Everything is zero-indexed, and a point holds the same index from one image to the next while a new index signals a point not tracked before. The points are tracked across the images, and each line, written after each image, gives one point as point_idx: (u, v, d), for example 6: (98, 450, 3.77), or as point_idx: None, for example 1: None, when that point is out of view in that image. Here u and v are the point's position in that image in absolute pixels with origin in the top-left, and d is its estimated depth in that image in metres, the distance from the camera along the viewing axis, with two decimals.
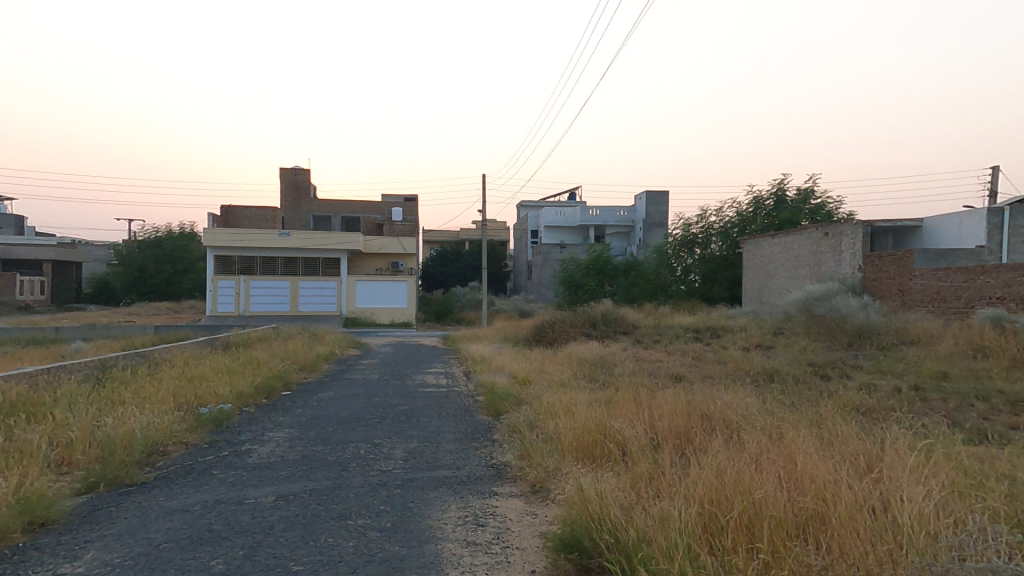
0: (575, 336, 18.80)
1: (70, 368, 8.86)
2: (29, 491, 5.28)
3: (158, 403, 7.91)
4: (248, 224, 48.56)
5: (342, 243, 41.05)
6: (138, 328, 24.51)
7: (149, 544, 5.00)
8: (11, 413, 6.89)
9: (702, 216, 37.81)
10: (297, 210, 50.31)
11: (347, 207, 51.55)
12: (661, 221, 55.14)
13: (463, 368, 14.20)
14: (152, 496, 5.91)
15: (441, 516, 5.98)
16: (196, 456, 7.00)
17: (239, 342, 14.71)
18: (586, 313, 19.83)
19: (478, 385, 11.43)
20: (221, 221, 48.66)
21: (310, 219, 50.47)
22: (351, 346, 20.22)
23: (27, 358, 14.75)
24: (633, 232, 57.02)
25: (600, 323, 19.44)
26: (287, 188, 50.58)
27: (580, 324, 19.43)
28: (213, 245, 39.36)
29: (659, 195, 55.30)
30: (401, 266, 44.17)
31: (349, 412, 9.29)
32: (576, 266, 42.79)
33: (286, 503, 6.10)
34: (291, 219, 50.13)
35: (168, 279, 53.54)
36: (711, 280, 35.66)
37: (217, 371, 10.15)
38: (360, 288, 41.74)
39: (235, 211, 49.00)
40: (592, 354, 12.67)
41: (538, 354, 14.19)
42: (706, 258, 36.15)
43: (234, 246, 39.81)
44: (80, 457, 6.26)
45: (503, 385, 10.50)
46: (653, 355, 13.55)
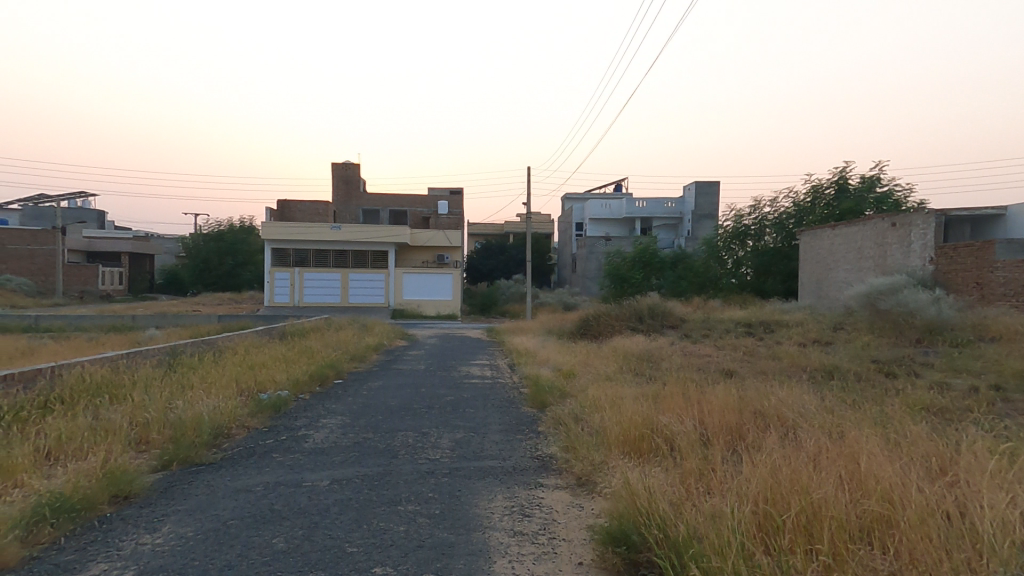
0: (619, 329, 18.63)
1: (148, 352, 9.48)
2: (114, 466, 5.71)
3: (223, 388, 8.34)
4: (302, 218, 50.46)
5: (390, 236, 42.04)
6: (204, 317, 25.95)
7: (219, 520, 5.40)
8: (97, 394, 7.43)
9: (755, 207, 36.50)
10: (347, 204, 51.91)
11: (395, 201, 52.71)
12: (712, 212, 53.47)
13: (508, 360, 14.30)
14: (220, 475, 6.30)
15: (488, 505, 6.08)
16: (257, 440, 7.35)
17: (294, 332, 15.33)
18: (631, 306, 19.61)
19: (523, 377, 11.52)
20: (277, 216, 50.80)
21: (360, 212, 51.77)
22: (398, 337, 20.74)
23: (118, 343, 16.01)
24: (681, 224, 55.66)
25: (646, 317, 19.15)
26: (339, 181, 52.23)
27: (625, 316, 19.22)
28: (270, 237, 40.99)
29: (710, 186, 53.55)
30: (447, 259, 44.91)
31: (397, 401, 9.54)
32: (622, 258, 42.17)
33: (340, 487, 6.36)
34: (342, 213, 51.85)
35: (230, 271, 56.35)
36: (765, 273, 34.39)
37: (278, 360, 10.63)
38: (407, 281, 42.63)
39: (290, 205, 51.04)
40: (638, 348, 12.48)
41: (584, 347, 14.17)
42: (759, 250, 35.01)
43: (290, 240, 41.33)
44: (156, 436, 6.67)
45: (547, 378, 10.51)
46: (702, 349, 13.26)
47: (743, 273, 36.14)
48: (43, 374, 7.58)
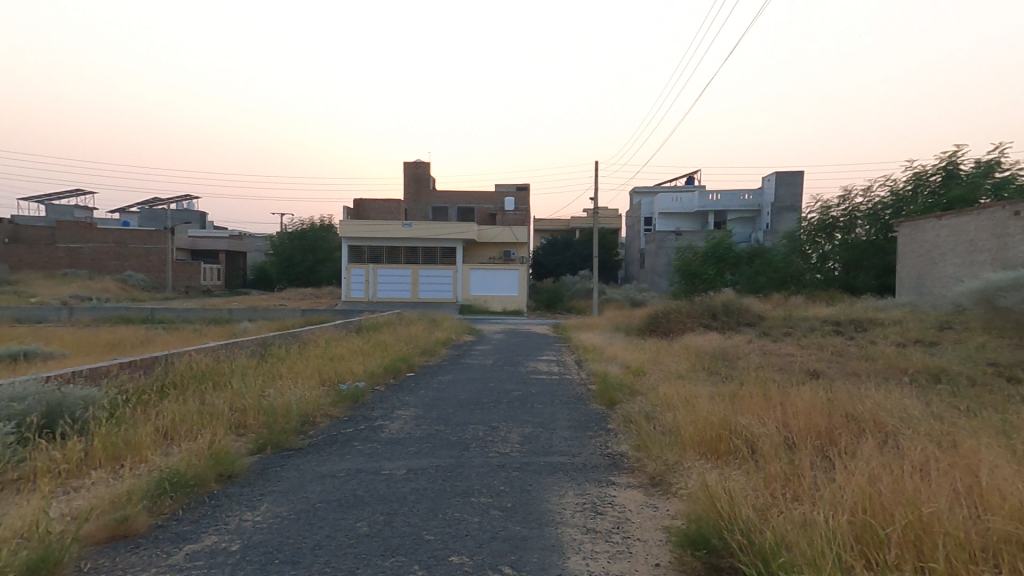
0: (692, 327, 18.03)
1: (244, 342, 10.20)
2: (217, 448, 6.23)
3: (307, 378, 8.83)
4: (376, 216, 52.57)
5: (459, 233, 43.03)
6: (289, 311, 27.60)
7: (308, 503, 5.77)
8: (201, 381, 8.08)
9: (845, 197, 34.19)
10: (418, 202, 53.57)
11: (463, 198, 53.77)
12: (794, 203, 50.45)
13: (574, 357, 14.22)
14: (307, 460, 6.70)
15: (560, 502, 6.05)
16: (339, 428, 7.73)
17: (369, 326, 15.97)
18: (704, 303, 18.91)
19: (590, 373, 11.41)
20: (353, 214, 53.19)
21: (430, 211, 53.36)
22: (466, 332, 21.15)
23: (224, 334, 17.40)
24: (759, 217, 53.03)
25: (720, 314, 18.39)
26: (410, 180, 53.93)
27: (697, 314, 18.60)
28: (347, 235, 42.86)
29: (792, 176, 50.53)
30: (513, 255, 45.37)
31: (466, 395, 9.69)
32: (694, 253, 40.56)
33: (416, 476, 6.56)
34: (413, 211, 53.58)
35: (311, 268, 59.59)
36: (856, 267, 32.28)
37: (358, 353, 11.12)
38: (475, 277, 43.30)
39: (365, 204, 53.29)
40: (713, 346, 11.98)
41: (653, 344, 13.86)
42: (849, 244, 32.77)
43: (366, 237, 43.09)
44: (252, 422, 7.17)
45: (616, 375, 10.34)
46: (784, 348, 12.58)
47: (829, 268, 33.96)
48: (159, 361, 8.35)
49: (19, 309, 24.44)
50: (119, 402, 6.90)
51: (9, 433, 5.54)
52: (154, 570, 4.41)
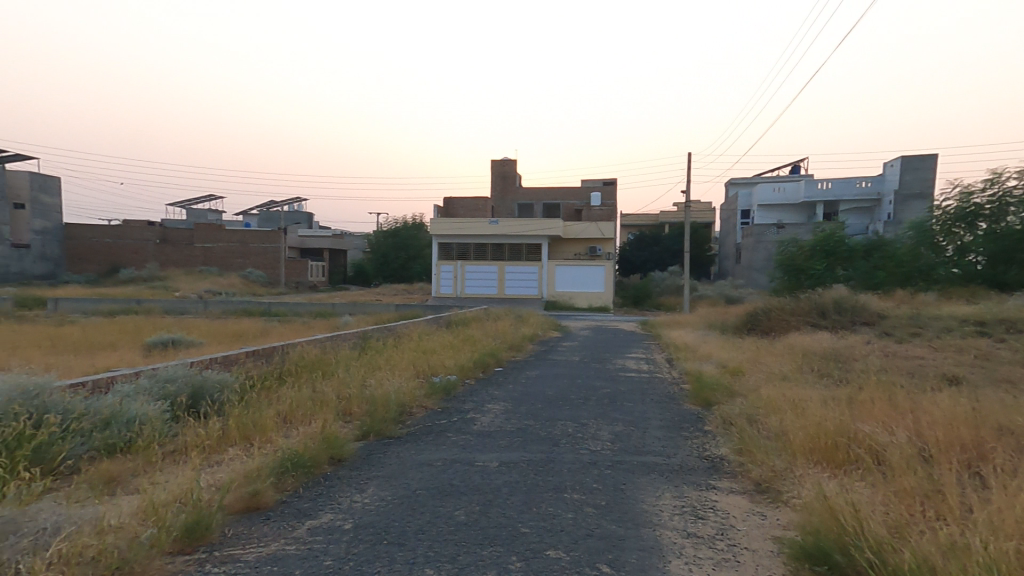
0: (797, 326, 16.87)
1: (347, 335, 10.85)
2: (329, 433, 6.70)
3: (403, 370, 9.23)
4: (465, 213, 54.24)
5: (544, 229, 43.37)
6: (383, 306, 29.06)
7: (409, 488, 6.01)
8: (311, 369, 8.72)
9: (992, 180, 30.29)
10: (503, 199, 54.53)
11: (548, 194, 53.94)
12: (923, 190, 45.61)
13: (665, 354, 13.76)
14: (406, 448, 6.98)
15: (656, 503, 5.77)
16: (433, 419, 7.98)
17: (457, 321, 16.44)
18: (811, 300, 17.61)
19: (682, 372, 10.97)
20: (443, 212, 55.12)
21: (516, 207, 54.17)
22: (552, 328, 21.19)
23: (330, 327, 18.62)
24: (878, 207, 48.91)
25: (830, 312, 17.02)
26: (497, 178, 54.99)
27: (804, 312, 17.36)
28: (438, 233, 44.34)
29: (920, 160, 45.76)
30: (599, 251, 45.03)
31: (554, 391, 9.66)
32: (798, 247, 37.27)
33: (508, 469, 6.60)
34: (500, 208, 54.60)
35: (404, 264, 62.60)
36: (1007, 261, 28.52)
37: (449, 347, 11.46)
38: (560, 273, 43.59)
39: (454, 202, 55.04)
40: (823, 346, 11.04)
41: (751, 343, 13.06)
42: (997, 234, 29.06)
43: (454, 234, 44.33)
44: (356, 409, 7.60)
45: (712, 374, 9.86)
46: (911, 351, 11.30)
47: (969, 262, 30.28)
48: (277, 351, 9.12)
49: (165, 301, 27.83)
50: (246, 386, 7.73)
51: (164, 410, 6.53)
52: (282, 540, 4.88)
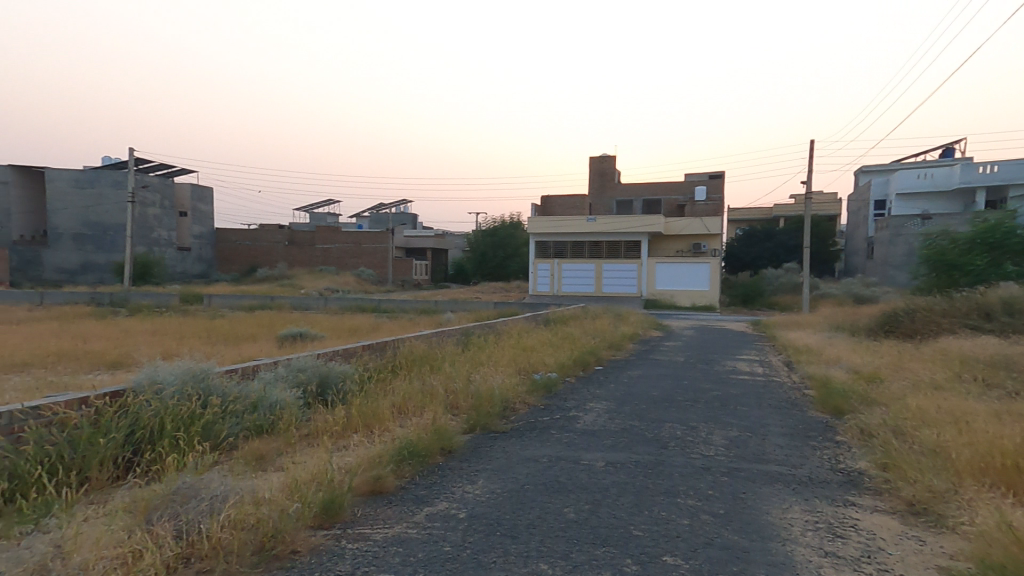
0: (952, 330, 15.02)
1: (451, 331, 11.26)
2: (440, 425, 6.99)
3: (506, 366, 9.40)
4: (562, 211, 54.33)
5: (644, 226, 42.48)
6: (483, 303, 29.95)
7: (517, 483, 6.09)
8: (420, 363, 9.17)
9: None
10: (602, 195, 54.10)
11: (648, 190, 52.60)
12: None
13: (783, 357, 12.83)
14: (512, 443, 7.09)
15: (783, 516, 5.31)
16: (537, 416, 8.04)
17: (556, 319, 16.52)
18: (971, 300, 15.52)
19: (804, 377, 10.15)
20: (540, 211, 55.67)
21: (614, 204, 53.54)
22: (653, 327, 20.67)
23: (432, 324, 19.43)
24: None
25: (997, 314, 14.89)
26: (596, 175, 54.66)
27: (962, 313, 15.39)
28: (535, 231, 45.05)
29: None
30: (704, 247, 43.15)
31: (659, 392, 9.36)
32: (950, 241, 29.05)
33: (615, 470, 6.43)
34: (598, 205, 54.22)
35: (501, 263, 64.06)
36: None
37: (548, 345, 11.54)
38: (661, 271, 42.34)
39: (552, 201, 55.35)
40: (986, 353, 9.69)
41: (887, 347, 11.76)
42: None
43: (553, 232, 44.80)
44: (463, 404, 7.85)
45: (842, 381, 9.04)
46: None
47: None
48: (390, 345, 9.71)
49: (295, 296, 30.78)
50: (364, 377, 8.37)
51: (298, 397, 7.29)
52: (404, 523, 5.14)
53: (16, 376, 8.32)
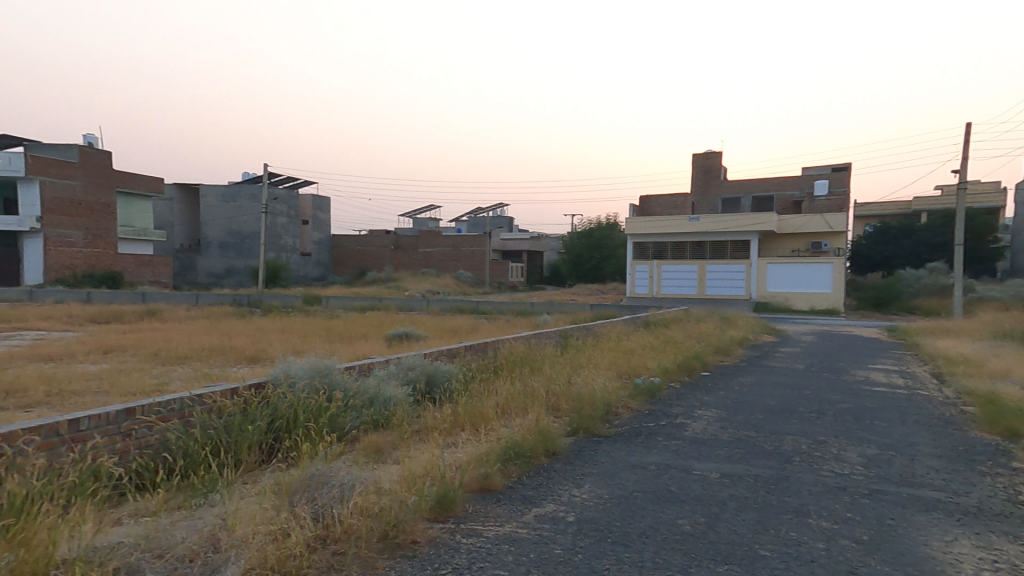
0: None
1: (549, 332, 11.30)
2: (543, 427, 6.99)
3: (607, 370, 9.25)
4: (662, 211, 52.72)
5: (753, 225, 40.10)
6: (579, 305, 29.80)
7: (625, 489, 5.94)
8: (521, 364, 9.29)
9: None
10: (706, 194, 51.92)
11: (758, 186, 49.61)
12: None
13: (928, 369, 11.44)
14: (617, 448, 6.94)
15: (945, 549, 4.69)
16: (641, 421, 7.82)
17: (656, 322, 16.03)
18: None
19: (960, 393, 8.95)
20: (639, 211, 54.36)
21: (719, 202, 51.14)
22: (765, 331, 19.42)
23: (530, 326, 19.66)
24: None
25: None
26: (699, 172, 52.62)
27: None
28: (633, 232, 44.20)
29: None
30: (826, 246, 39.73)
31: (776, 401, 8.73)
32: None
33: (732, 483, 6.07)
34: (701, 204, 52.04)
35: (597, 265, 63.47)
36: None
37: (648, 348, 11.22)
38: (773, 273, 39.87)
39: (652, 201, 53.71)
40: None
41: None
42: None
43: (653, 233, 43.63)
44: (564, 406, 7.83)
45: (1014, 399, 7.87)
46: None
47: None
48: (490, 346, 9.91)
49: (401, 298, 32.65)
50: (467, 376, 8.65)
51: (409, 394, 7.68)
52: (514, 523, 5.19)
53: (180, 368, 9.63)
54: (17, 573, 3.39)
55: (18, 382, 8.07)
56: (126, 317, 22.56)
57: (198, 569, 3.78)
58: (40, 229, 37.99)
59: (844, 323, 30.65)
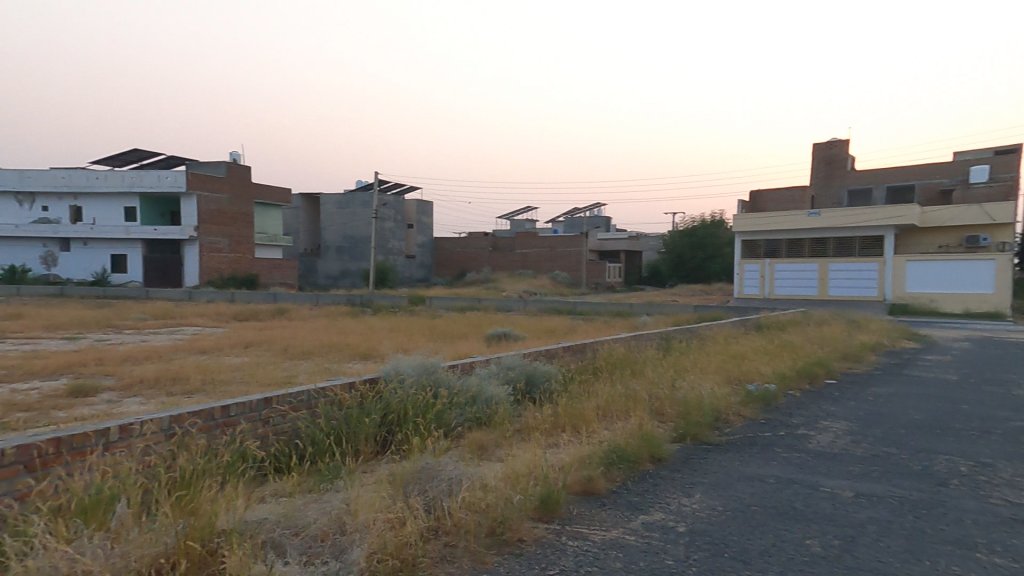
0: None
1: (650, 333, 10.96)
2: (647, 431, 6.71)
3: (715, 375, 8.71)
4: (775, 207, 48.99)
5: (889, 219, 36.00)
6: (682, 306, 28.55)
7: (741, 502, 5.51)
8: (621, 366, 9.05)
9: None
10: (829, 186, 47.48)
11: (893, 175, 44.35)
12: None
13: None
14: (730, 458, 6.49)
15: None
16: (756, 430, 7.26)
17: (771, 325, 14.88)
18: None
19: None
20: (749, 207, 50.82)
21: (846, 195, 46.46)
22: (905, 337, 17.23)
23: (630, 327, 19.17)
24: None
25: None
26: (821, 163, 48.16)
27: None
28: (742, 230, 41.55)
29: None
30: (984, 240, 34.75)
31: (922, 417, 7.67)
32: None
33: (871, 504, 5.41)
34: (822, 197, 47.69)
35: (701, 265, 60.54)
36: None
37: (760, 352, 10.46)
38: (913, 270, 35.40)
39: (764, 196, 49.85)
40: None
41: None
42: None
43: (766, 230, 40.64)
44: (669, 411, 7.48)
45: None
46: None
47: None
48: (588, 348, 9.74)
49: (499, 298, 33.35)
50: (566, 378, 8.58)
51: (509, 394, 7.76)
52: (620, 529, 5.02)
53: (306, 362, 10.59)
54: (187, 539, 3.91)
55: (179, 371, 9.33)
56: (261, 315, 25.36)
57: (327, 549, 4.06)
58: (196, 237, 43.56)
59: (1015, 327, 26.34)
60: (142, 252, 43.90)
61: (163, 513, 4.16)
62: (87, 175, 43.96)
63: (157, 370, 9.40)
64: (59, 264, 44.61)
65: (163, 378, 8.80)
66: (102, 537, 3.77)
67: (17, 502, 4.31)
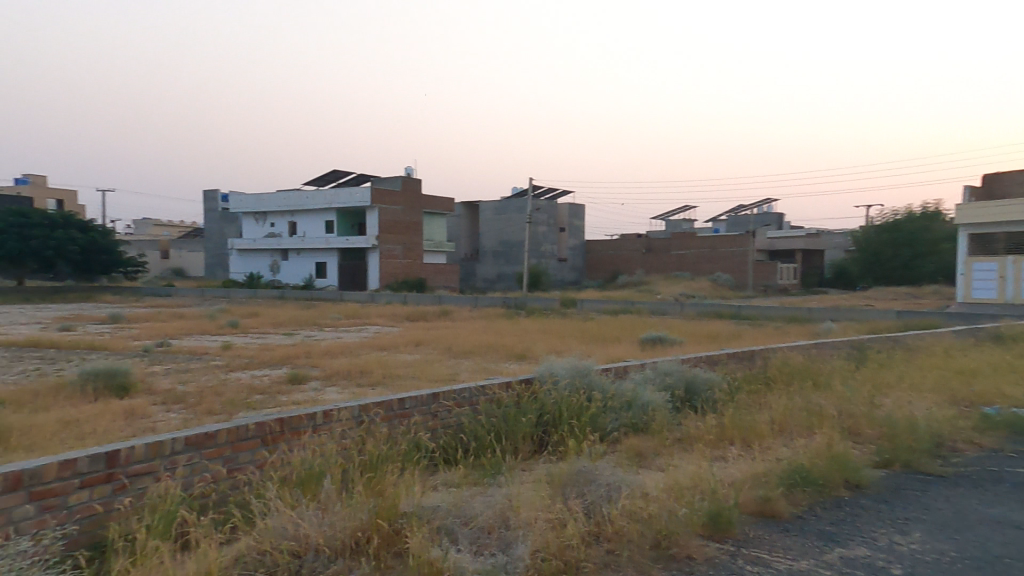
0: None
1: (835, 341, 9.52)
2: (839, 452, 5.78)
3: (932, 395, 7.28)
4: None
5: None
6: (878, 312, 24.43)
7: (986, 551, 4.39)
8: (803, 378, 8.07)
9: None
10: None
11: None
12: None
13: None
14: (961, 494, 5.29)
15: None
16: (998, 464, 5.85)
17: (1013, 337, 11.96)
18: None
19: None
20: None
21: None
22: None
23: (810, 334, 16.93)
24: None
25: None
26: None
27: None
28: None
29: None
30: None
31: None
32: None
33: None
34: None
35: (907, 264, 51.28)
36: None
37: (993, 370, 8.59)
38: None
39: None
40: None
41: None
42: None
43: None
44: (868, 431, 6.42)
45: None
46: None
47: None
48: (757, 356, 8.84)
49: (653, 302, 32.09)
50: (733, 387, 7.84)
51: (668, 401, 7.32)
52: (812, 560, 4.34)
53: (468, 361, 11.32)
54: (378, 518, 4.43)
55: (365, 365, 10.62)
56: (429, 317, 27.90)
57: (494, 541, 4.20)
58: (377, 245, 49.75)
59: None
60: (338, 259, 51.50)
61: (358, 493, 4.80)
62: (299, 196, 53.04)
63: (349, 364, 10.86)
64: (281, 271, 54.30)
65: (353, 371, 10.12)
66: (315, 507, 4.48)
67: (258, 469, 5.47)
